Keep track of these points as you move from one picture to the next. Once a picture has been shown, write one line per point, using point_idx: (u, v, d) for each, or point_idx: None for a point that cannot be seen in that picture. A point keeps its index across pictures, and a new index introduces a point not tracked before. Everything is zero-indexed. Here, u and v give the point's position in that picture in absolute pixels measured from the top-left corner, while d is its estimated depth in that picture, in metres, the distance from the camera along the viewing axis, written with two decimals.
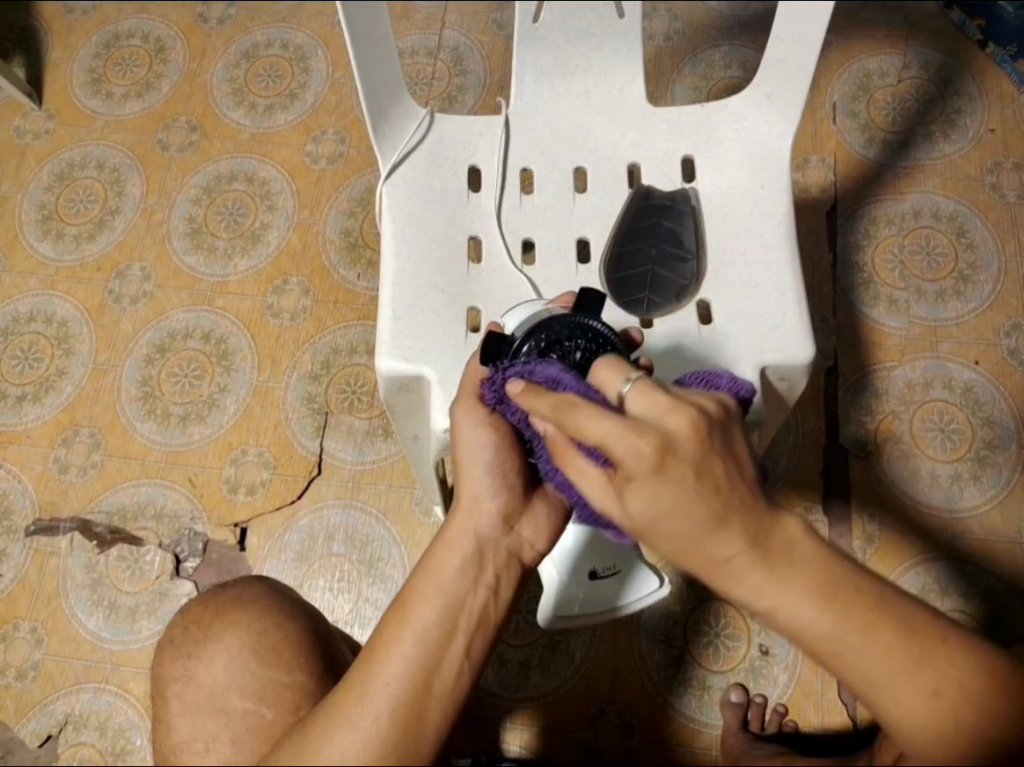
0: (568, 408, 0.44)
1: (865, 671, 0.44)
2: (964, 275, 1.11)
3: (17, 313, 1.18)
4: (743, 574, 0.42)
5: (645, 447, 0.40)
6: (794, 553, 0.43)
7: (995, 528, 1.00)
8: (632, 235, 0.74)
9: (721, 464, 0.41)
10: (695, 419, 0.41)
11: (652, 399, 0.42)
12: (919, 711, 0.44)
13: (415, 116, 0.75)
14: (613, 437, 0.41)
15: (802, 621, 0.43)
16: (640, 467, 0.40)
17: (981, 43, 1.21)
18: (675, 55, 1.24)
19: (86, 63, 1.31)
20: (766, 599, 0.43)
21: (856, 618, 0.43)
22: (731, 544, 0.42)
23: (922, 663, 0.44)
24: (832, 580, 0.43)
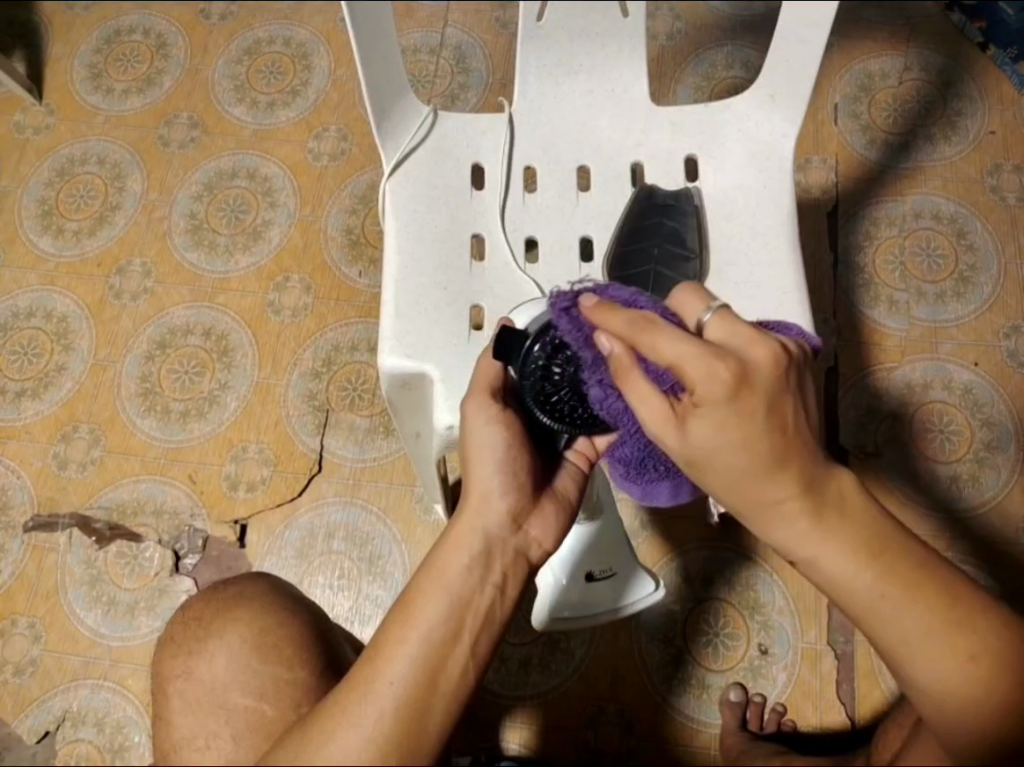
0: (640, 329, 0.46)
1: (896, 630, 0.46)
2: (964, 276, 1.11)
3: (16, 308, 1.17)
4: (790, 518, 0.46)
5: (722, 373, 0.43)
6: (843, 504, 0.47)
7: (993, 530, 1.00)
8: (636, 233, 0.73)
9: (790, 401, 0.44)
10: (773, 355, 0.44)
11: (732, 331, 0.45)
12: (949, 680, 0.45)
13: (418, 115, 0.75)
14: (689, 360, 0.43)
15: (841, 571, 0.46)
16: (713, 391, 0.43)
17: (982, 46, 1.22)
18: (677, 55, 1.24)
19: (87, 58, 1.31)
20: (807, 548, 0.46)
21: (894, 573, 0.46)
22: (784, 487, 0.45)
23: (959, 627, 0.46)
24: (875, 537, 0.46)
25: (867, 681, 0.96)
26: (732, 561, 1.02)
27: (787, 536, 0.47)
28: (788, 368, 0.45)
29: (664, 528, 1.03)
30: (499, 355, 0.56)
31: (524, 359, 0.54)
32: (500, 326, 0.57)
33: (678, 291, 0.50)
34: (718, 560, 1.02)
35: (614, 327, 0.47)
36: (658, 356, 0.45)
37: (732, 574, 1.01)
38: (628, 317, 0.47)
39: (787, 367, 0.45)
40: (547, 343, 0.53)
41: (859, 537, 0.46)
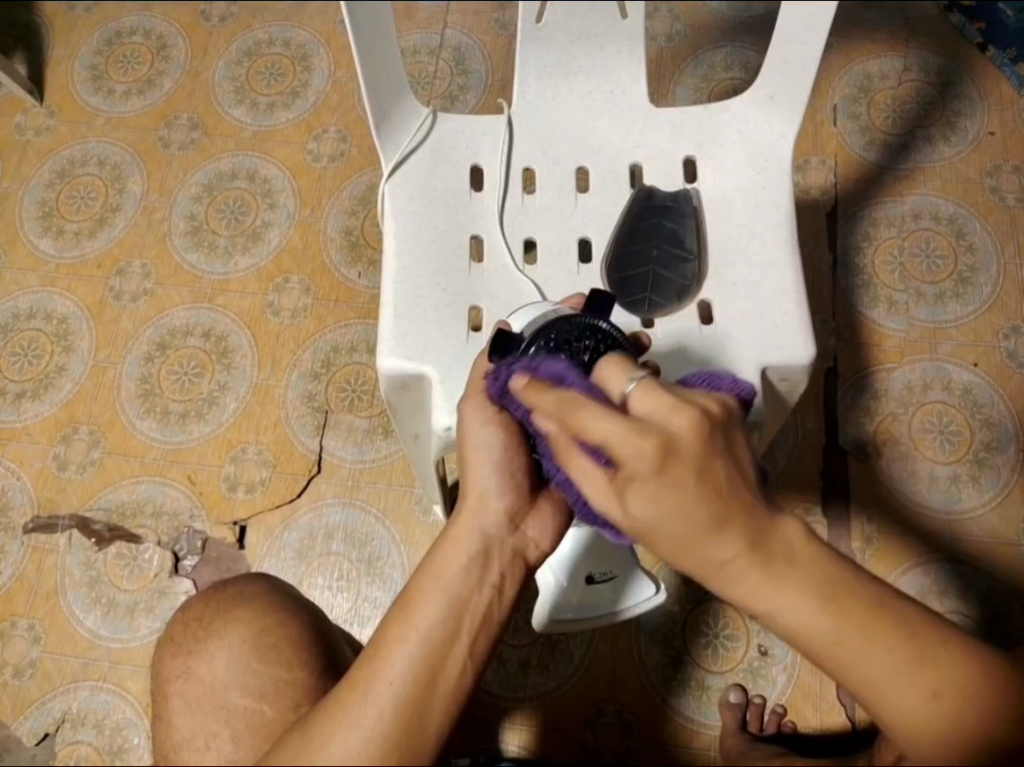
0: (571, 408, 0.44)
1: (863, 674, 0.43)
2: (964, 277, 1.11)
3: (16, 310, 1.18)
4: (741, 575, 0.42)
5: (648, 448, 0.40)
6: (794, 552, 0.42)
7: (993, 531, 1.00)
8: (635, 235, 0.74)
9: (723, 467, 0.40)
10: (696, 422, 0.40)
11: (655, 400, 0.42)
12: (919, 717, 0.43)
13: (418, 116, 0.75)
14: (616, 439, 0.41)
15: (802, 620, 0.42)
16: (642, 468, 0.40)
17: (981, 47, 1.22)
18: (677, 56, 1.24)
19: (87, 60, 1.31)
20: (766, 602, 0.42)
21: (856, 619, 0.42)
22: (730, 546, 0.41)
23: (925, 664, 0.43)
24: (832, 580, 0.42)
25: None
26: None
27: (741, 593, 0.42)
28: (716, 429, 0.41)
29: None
30: (493, 356, 0.58)
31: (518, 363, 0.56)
32: (495, 330, 0.59)
33: (605, 365, 0.48)
34: None
35: (546, 407, 0.46)
36: (586, 435, 0.42)
37: None
38: (557, 396, 0.46)
39: (713, 430, 0.41)
40: (543, 345, 0.56)
41: (819, 582, 0.42)
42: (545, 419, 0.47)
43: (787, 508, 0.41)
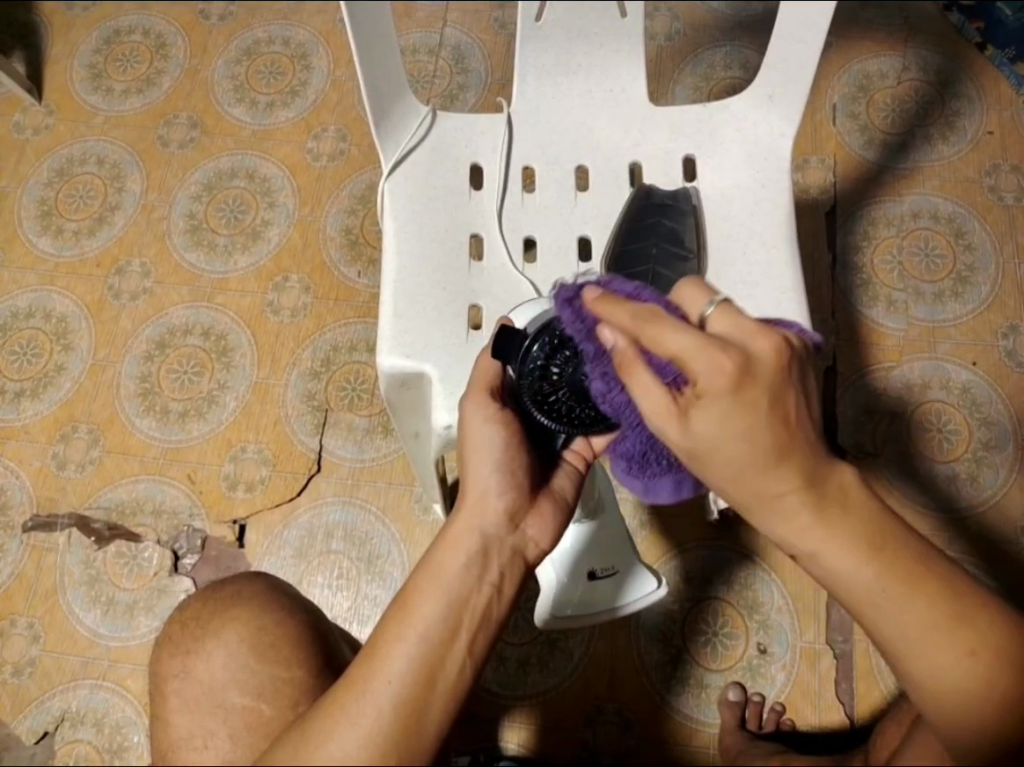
0: (647, 321, 0.45)
1: (898, 625, 0.46)
2: (963, 275, 1.11)
3: (15, 309, 1.17)
4: (791, 511, 0.45)
5: (727, 363, 0.42)
6: (846, 498, 0.45)
7: (992, 529, 1.00)
8: (637, 232, 0.72)
9: (793, 398, 0.43)
10: (778, 347, 0.43)
11: (735, 325, 0.44)
12: (950, 676, 0.45)
13: (417, 114, 0.75)
14: (692, 352, 0.42)
15: (842, 564, 0.45)
16: (716, 384, 0.42)
17: (980, 46, 1.22)
18: (676, 55, 1.24)
19: (86, 59, 1.31)
20: (810, 542, 0.46)
21: (895, 568, 0.45)
22: (786, 480, 0.44)
23: (959, 622, 0.45)
24: (877, 530, 0.46)
25: (866, 681, 0.97)
26: (731, 561, 1.02)
27: (788, 530, 0.46)
28: (792, 360, 0.43)
29: (662, 529, 1.04)
30: (495, 355, 0.57)
31: (521, 359, 0.55)
32: (497, 326, 0.58)
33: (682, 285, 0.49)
34: (717, 560, 1.02)
35: (621, 319, 0.46)
36: (662, 350, 0.44)
37: (731, 574, 1.02)
38: (632, 307, 0.46)
39: (790, 359, 0.43)
40: (546, 342, 0.54)
41: (863, 532, 0.45)
42: (612, 331, 0.46)
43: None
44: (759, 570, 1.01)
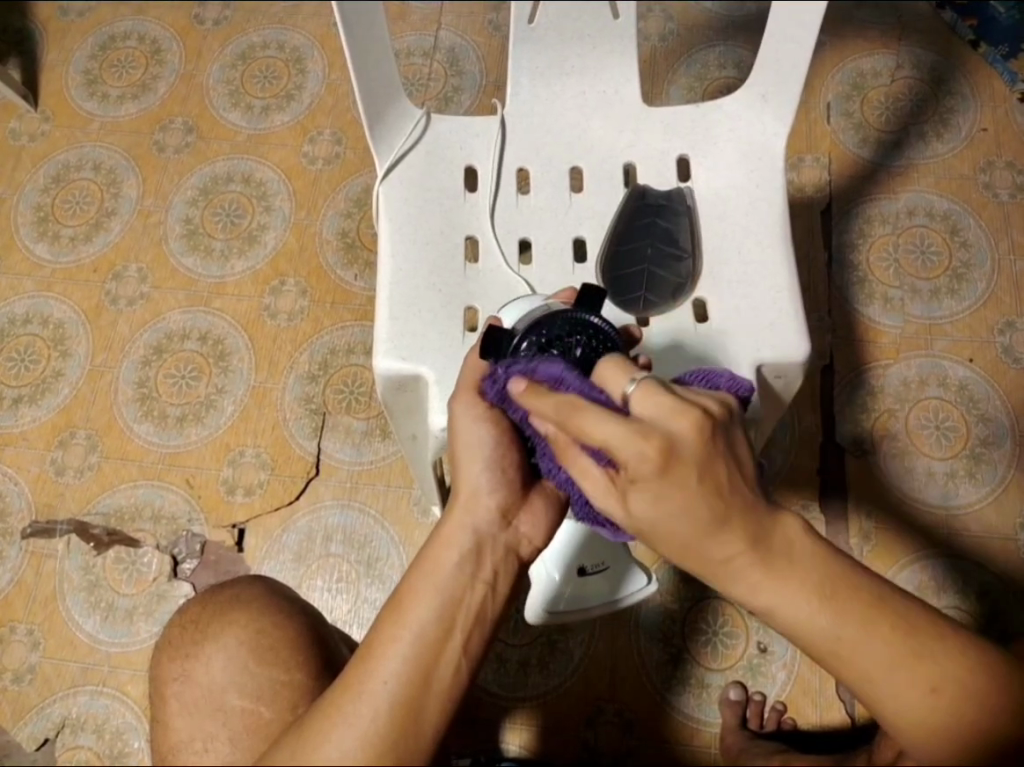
0: (571, 409, 0.45)
1: (863, 669, 0.45)
2: (958, 272, 1.11)
3: (13, 315, 1.18)
4: (742, 572, 0.44)
5: (649, 452, 0.41)
6: (793, 550, 0.44)
7: (990, 526, 1.00)
8: (629, 234, 0.74)
9: (723, 467, 0.42)
10: (698, 422, 0.42)
11: (655, 401, 0.43)
12: (917, 714, 0.45)
13: (411, 117, 0.75)
14: (616, 441, 0.42)
15: (798, 616, 0.45)
16: (643, 470, 0.41)
17: (973, 44, 1.22)
18: (670, 55, 1.25)
19: (81, 65, 1.31)
20: (764, 598, 0.45)
21: (852, 613, 0.44)
22: (731, 544, 0.43)
23: (921, 660, 0.45)
24: (829, 578, 0.45)
25: None
26: None
27: (740, 588, 0.45)
28: (717, 428, 0.42)
29: None
30: (483, 356, 0.59)
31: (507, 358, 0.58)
32: (485, 326, 0.60)
33: (606, 364, 0.48)
34: None
35: (546, 411, 0.47)
36: (588, 437, 0.43)
37: None
38: (556, 399, 0.46)
39: (714, 432, 0.42)
40: (535, 342, 0.57)
41: (815, 582, 0.44)
42: (544, 420, 0.48)
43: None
44: None
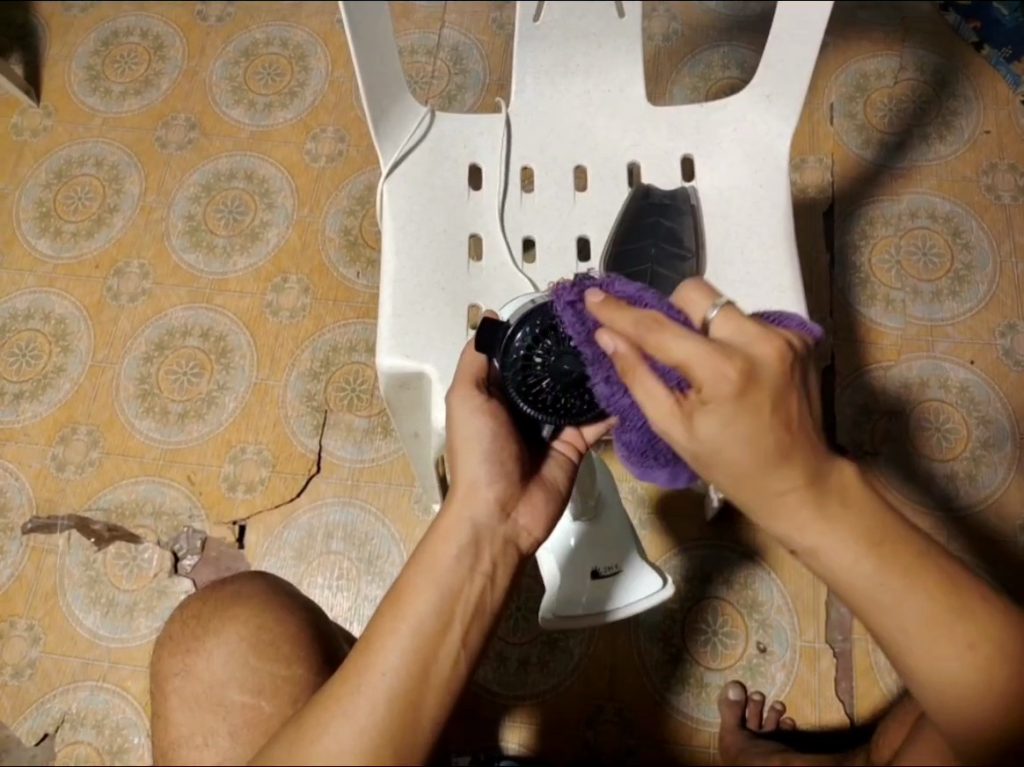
0: (650, 328, 0.44)
1: (902, 622, 0.46)
2: (960, 275, 1.11)
3: (14, 310, 1.18)
4: (792, 509, 0.44)
5: (730, 371, 0.41)
6: (846, 495, 0.45)
7: (990, 528, 1.00)
8: (632, 232, 0.72)
9: (795, 400, 0.43)
10: (781, 351, 0.42)
11: (738, 328, 0.44)
12: (951, 671, 0.46)
13: (416, 115, 0.75)
14: (698, 360, 0.42)
15: (844, 562, 0.45)
16: (721, 389, 0.42)
17: (977, 46, 1.22)
18: (674, 55, 1.25)
19: (84, 60, 1.31)
20: (811, 540, 0.45)
21: (894, 565, 0.45)
22: (788, 480, 0.43)
23: (955, 614, 0.46)
24: (876, 527, 0.45)
25: (865, 679, 0.97)
26: (730, 559, 1.02)
27: (786, 527, 0.45)
28: (794, 365, 0.43)
29: (661, 527, 1.04)
30: (479, 349, 0.59)
31: (505, 351, 0.57)
32: (481, 320, 0.60)
33: (687, 285, 0.48)
34: (715, 558, 1.02)
35: (623, 328, 0.46)
36: (664, 355, 0.44)
37: (730, 572, 1.02)
38: (636, 315, 0.46)
39: (793, 362, 0.43)
40: (529, 332, 0.56)
41: (865, 527, 0.45)
42: (612, 339, 0.47)
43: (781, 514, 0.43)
44: (758, 569, 1.02)
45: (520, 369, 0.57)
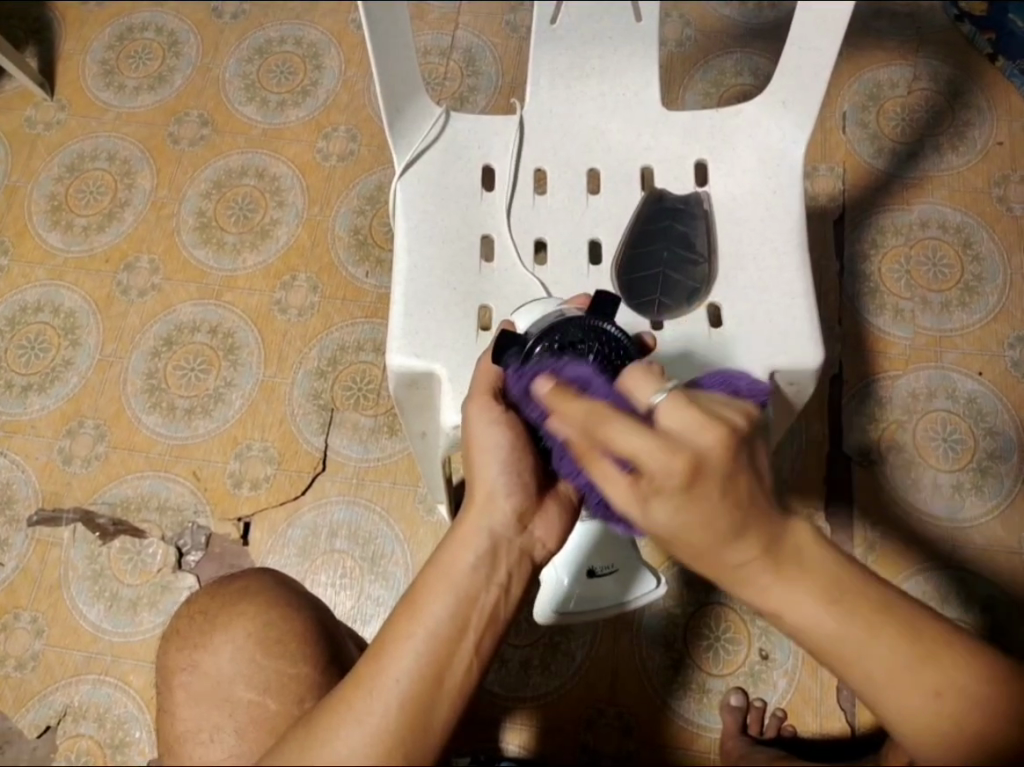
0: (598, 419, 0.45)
1: (866, 671, 0.46)
2: (969, 286, 1.11)
3: (24, 303, 1.18)
4: (753, 576, 0.46)
5: (676, 465, 0.41)
6: (803, 556, 0.46)
7: (995, 541, 1.00)
8: (645, 235, 0.74)
9: (745, 477, 0.43)
10: (725, 437, 0.42)
11: (683, 413, 0.43)
12: (923, 716, 0.45)
13: (430, 114, 0.75)
14: (645, 453, 0.42)
15: (805, 618, 0.46)
16: (668, 482, 0.42)
17: (991, 57, 1.22)
18: (686, 61, 1.25)
19: (98, 55, 1.31)
20: (772, 600, 0.46)
21: (859, 618, 0.45)
22: (746, 550, 0.44)
23: (925, 663, 0.45)
24: (834, 581, 0.46)
25: None
26: None
27: (750, 591, 0.46)
28: (741, 443, 0.43)
29: None
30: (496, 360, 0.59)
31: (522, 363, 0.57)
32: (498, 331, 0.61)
33: (633, 369, 0.47)
34: None
35: (573, 417, 0.47)
36: (612, 447, 0.44)
37: None
38: (585, 406, 0.46)
39: (739, 444, 0.43)
40: (548, 346, 0.58)
41: (822, 583, 0.46)
42: (568, 426, 0.48)
43: (777, 535, 0.45)
44: None
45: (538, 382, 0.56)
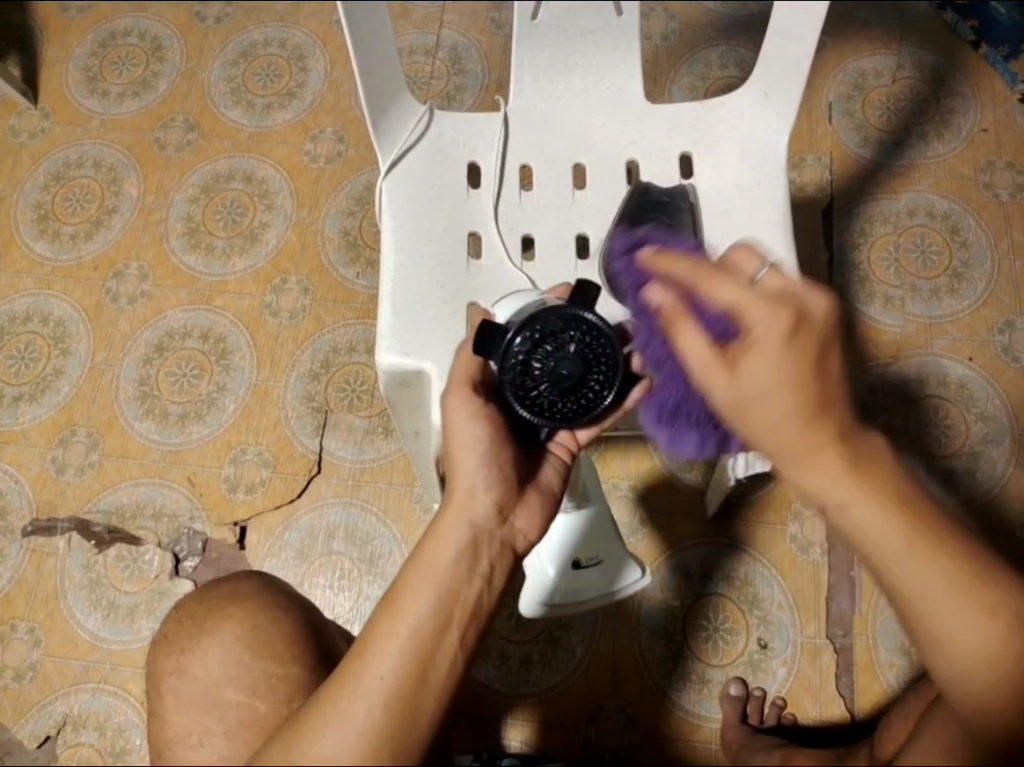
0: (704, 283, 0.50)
1: (926, 588, 0.46)
2: (958, 273, 1.12)
3: (13, 312, 1.17)
4: (827, 466, 0.46)
5: (781, 318, 0.46)
6: (875, 464, 0.46)
7: (990, 525, 1.01)
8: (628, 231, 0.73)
9: (835, 359, 0.46)
10: (829, 309, 0.46)
11: (786, 283, 0.48)
12: (973, 637, 0.46)
13: (414, 113, 0.75)
14: (751, 306, 0.47)
15: (873, 523, 0.46)
16: (770, 333, 0.45)
17: (974, 44, 1.23)
18: (672, 55, 1.25)
19: (82, 62, 1.30)
20: (840, 500, 0.46)
21: (922, 534, 0.46)
22: (824, 438, 0.45)
23: (980, 585, 0.46)
24: (903, 493, 0.46)
25: (866, 674, 0.97)
26: (730, 556, 1.02)
27: (818, 484, 0.46)
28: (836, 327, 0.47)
29: (662, 527, 1.04)
30: (477, 352, 0.58)
31: (502, 354, 0.58)
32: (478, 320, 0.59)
33: (736, 252, 0.53)
34: (716, 556, 1.02)
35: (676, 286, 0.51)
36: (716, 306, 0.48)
37: (730, 569, 1.02)
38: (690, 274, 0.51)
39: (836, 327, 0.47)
40: (528, 337, 0.57)
41: (892, 490, 0.46)
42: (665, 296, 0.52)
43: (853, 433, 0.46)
44: (758, 565, 1.01)
45: (518, 374, 0.57)
